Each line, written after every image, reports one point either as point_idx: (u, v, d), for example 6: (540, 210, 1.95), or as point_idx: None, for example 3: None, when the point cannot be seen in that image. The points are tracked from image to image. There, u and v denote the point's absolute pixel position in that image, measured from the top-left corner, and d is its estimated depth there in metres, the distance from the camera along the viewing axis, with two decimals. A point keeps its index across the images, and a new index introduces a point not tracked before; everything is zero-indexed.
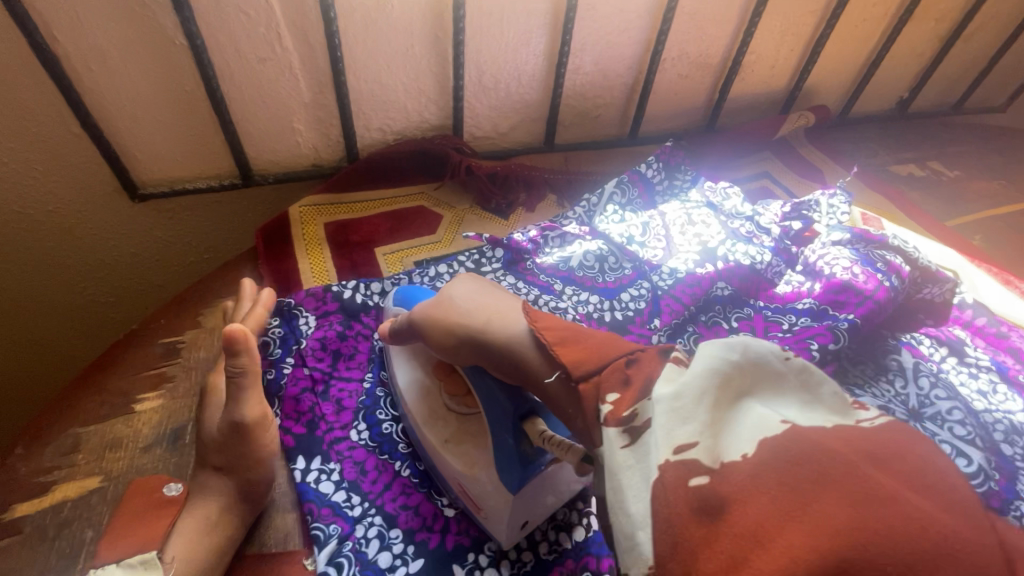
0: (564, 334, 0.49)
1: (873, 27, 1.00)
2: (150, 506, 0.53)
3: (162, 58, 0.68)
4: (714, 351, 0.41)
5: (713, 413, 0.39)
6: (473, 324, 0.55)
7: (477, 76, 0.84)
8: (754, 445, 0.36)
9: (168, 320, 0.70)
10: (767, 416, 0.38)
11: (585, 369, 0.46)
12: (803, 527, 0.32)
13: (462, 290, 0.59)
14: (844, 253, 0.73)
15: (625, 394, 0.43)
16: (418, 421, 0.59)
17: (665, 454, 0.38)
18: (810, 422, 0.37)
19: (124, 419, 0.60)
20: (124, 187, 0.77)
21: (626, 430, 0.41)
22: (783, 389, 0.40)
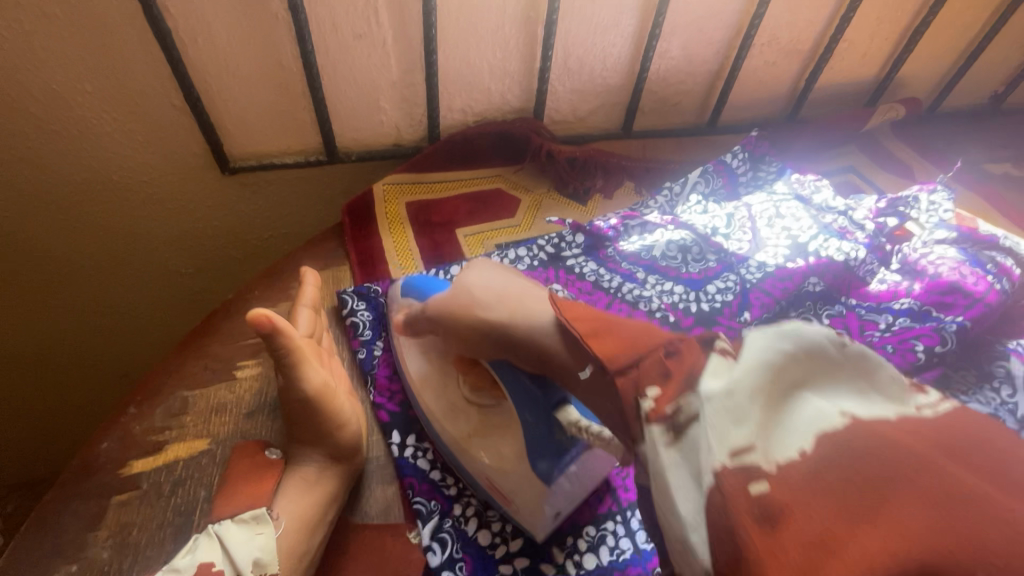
0: (592, 326, 0.44)
1: (976, 16, 0.94)
2: (254, 466, 0.53)
3: (264, 32, 0.69)
4: (761, 342, 0.37)
5: (764, 409, 0.34)
6: (498, 312, 0.50)
7: (563, 58, 0.83)
8: (812, 440, 0.32)
9: (262, 291, 0.72)
10: (823, 410, 0.33)
11: (620, 362, 0.40)
12: (874, 531, 0.28)
13: (483, 281, 0.54)
14: (950, 253, 0.70)
15: (667, 388, 0.38)
16: (436, 417, 0.58)
17: (720, 458, 0.33)
18: (870, 415, 0.33)
19: (226, 385, 0.62)
20: (216, 160, 0.78)
21: (670, 428, 0.36)
22: (837, 379, 0.35)
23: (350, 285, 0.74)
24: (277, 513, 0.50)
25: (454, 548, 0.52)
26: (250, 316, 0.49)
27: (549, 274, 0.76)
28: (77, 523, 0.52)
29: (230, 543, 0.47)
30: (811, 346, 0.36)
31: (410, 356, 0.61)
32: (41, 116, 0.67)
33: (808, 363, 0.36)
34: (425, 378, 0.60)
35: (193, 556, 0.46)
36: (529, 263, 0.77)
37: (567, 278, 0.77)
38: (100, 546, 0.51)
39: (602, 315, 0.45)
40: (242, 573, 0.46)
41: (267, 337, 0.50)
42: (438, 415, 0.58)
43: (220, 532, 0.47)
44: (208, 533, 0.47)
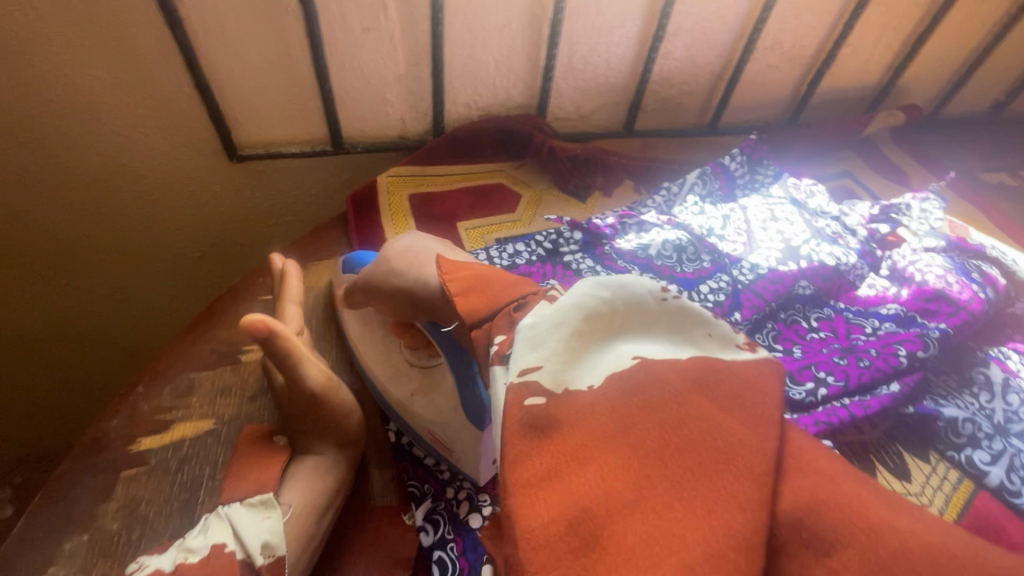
0: (468, 286, 0.48)
1: (979, 25, 0.95)
2: (260, 453, 0.54)
3: (274, 23, 0.70)
4: (587, 288, 0.43)
5: (573, 344, 0.41)
6: (405, 279, 0.55)
7: (568, 57, 0.84)
8: (604, 374, 0.40)
9: (265, 278, 0.73)
10: (619, 351, 0.41)
11: (478, 316, 0.46)
12: (617, 452, 0.35)
13: (398, 250, 0.58)
14: (937, 260, 0.72)
15: (513, 333, 0.42)
16: (382, 380, 0.62)
17: (516, 374, 0.39)
18: (659, 356, 0.40)
19: (232, 368, 0.64)
20: (223, 147, 0.79)
21: (509, 363, 0.40)
22: (648, 326, 0.43)
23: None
24: (285, 499, 0.51)
25: (446, 530, 0.55)
26: (245, 323, 0.50)
27: (546, 269, 0.78)
28: (88, 496, 0.54)
29: (240, 524, 0.48)
30: (630, 296, 0.43)
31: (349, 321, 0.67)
32: (54, 101, 0.69)
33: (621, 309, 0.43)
34: (364, 335, 0.66)
35: (206, 538, 0.47)
36: (526, 258, 0.79)
37: (564, 273, 0.77)
38: (110, 517, 0.53)
39: (482, 274, 0.49)
40: (251, 554, 0.46)
41: (263, 342, 0.51)
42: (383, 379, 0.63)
43: (230, 515, 0.49)
44: (218, 515, 0.49)
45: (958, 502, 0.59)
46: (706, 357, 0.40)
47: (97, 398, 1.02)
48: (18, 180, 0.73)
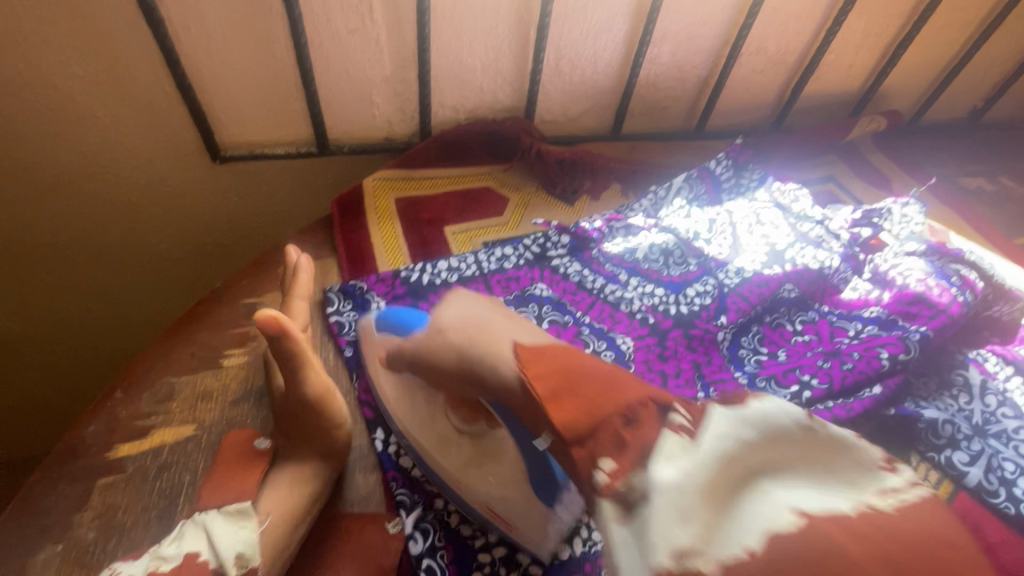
0: (560, 383, 0.44)
1: (957, 33, 0.97)
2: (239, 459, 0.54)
3: (258, 24, 0.70)
4: (720, 426, 0.37)
5: (709, 498, 0.35)
6: (469, 354, 0.51)
7: (555, 60, 0.84)
8: (758, 538, 0.32)
9: (249, 281, 0.72)
10: (773, 505, 0.33)
11: (578, 430, 0.41)
12: None
13: (455, 318, 0.55)
14: (917, 265, 0.73)
15: (622, 461, 0.38)
16: (414, 436, 0.58)
17: (664, 559, 0.34)
18: (820, 506, 0.33)
19: (213, 372, 0.63)
20: (206, 148, 0.78)
21: (619, 503, 0.38)
22: (799, 465, 0.35)
23: (337, 280, 0.75)
24: (263, 509, 0.50)
25: (436, 537, 0.54)
26: (258, 322, 0.50)
27: (533, 273, 0.78)
28: (63, 505, 0.53)
29: (215, 531, 0.47)
30: (772, 428, 0.36)
31: (385, 381, 0.61)
32: (32, 100, 0.67)
33: (774, 450, 0.36)
34: (401, 397, 0.60)
35: (179, 546, 0.45)
36: (514, 262, 0.78)
37: (551, 278, 0.78)
38: (86, 526, 0.52)
39: (572, 367, 0.45)
40: (222, 567, 0.45)
41: (273, 342, 0.52)
42: (427, 448, 0.57)
43: (206, 521, 0.48)
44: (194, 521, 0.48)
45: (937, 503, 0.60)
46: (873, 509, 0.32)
47: (75, 403, 1.00)
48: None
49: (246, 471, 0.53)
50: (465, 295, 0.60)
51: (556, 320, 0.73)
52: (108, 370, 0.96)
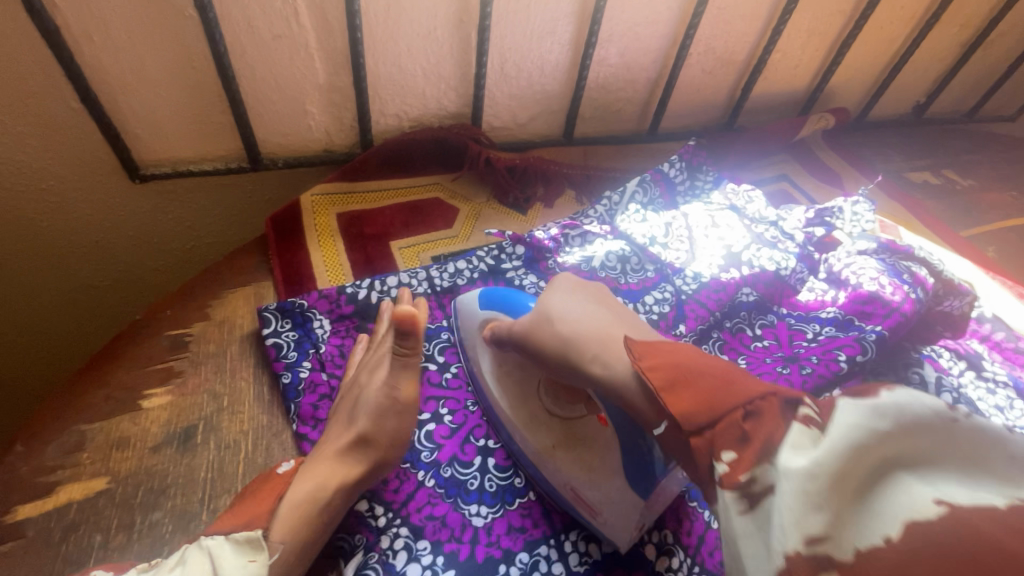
0: (674, 375, 0.42)
1: (898, 30, 0.98)
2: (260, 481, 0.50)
3: (172, 31, 0.64)
4: (852, 414, 0.33)
5: (842, 492, 0.31)
6: (574, 346, 0.51)
7: (500, 64, 0.81)
8: (900, 529, 0.29)
9: (173, 311, 0.66)
10: (916, 497, 0.30)
11: (696, 422, 0.39)
12: None
13: (566, 304, 0.53)
14: (870, 263, 0.73)
15: (745, 453, 0.36)
16: (511, 421, 0.56)
17: (794, 542, 0.31)
18: (975, 502, 0.28)
19: (131, 416, 0.57)
20: (123, 166, 0.72)
21: (744, 496, 0.35)
22: (945, 458, 0.31)
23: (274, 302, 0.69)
24: (273, 538, 0.44)
25: None
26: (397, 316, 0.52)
27: None
28: None
29: (219, 562, 0.41)
30: (916, 418, 0.32)
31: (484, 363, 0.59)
32: None
33: (916, 442, 0.31)
34: (500, 374, 0.58)
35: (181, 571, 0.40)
36: (468, 277, 0.74)
37: None
38: None
39: (685, 362, 0.43)
40: None
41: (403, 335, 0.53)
42: (519, 426, 0.56)
43: (211, 549, 0.42)
44: (197, 546, 0.42)
45: None
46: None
47: None
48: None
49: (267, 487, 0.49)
50: (574, 283, 0.56)
51: None
52: (24, 412, 0.88)
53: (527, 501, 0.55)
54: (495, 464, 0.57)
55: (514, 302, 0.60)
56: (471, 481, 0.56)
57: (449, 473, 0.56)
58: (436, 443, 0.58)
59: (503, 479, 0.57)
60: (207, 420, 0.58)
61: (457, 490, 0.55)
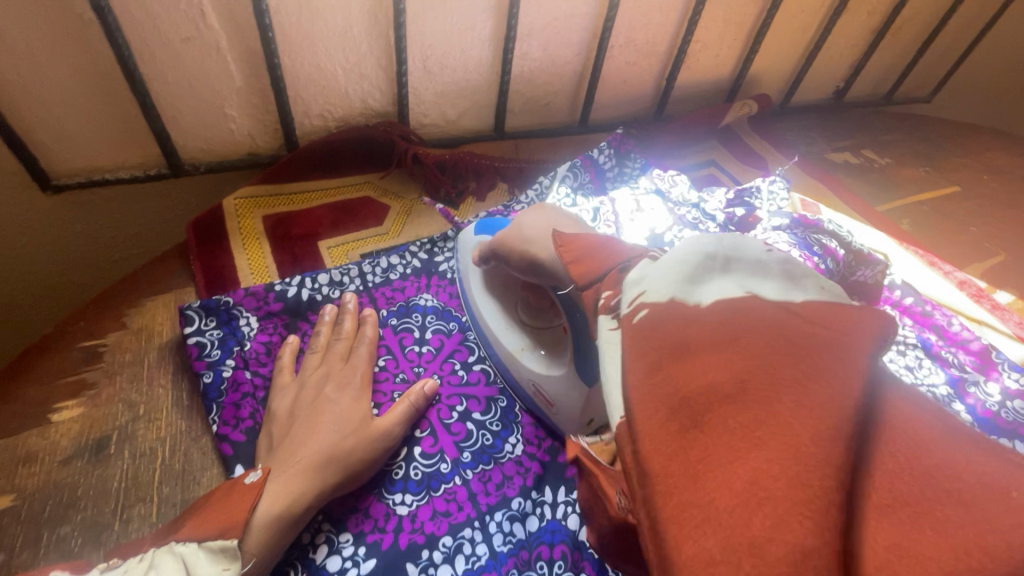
0: (584, 250, 0.47)
1: (810, 18, 1.03)
2: (226, 490, 0.48)
3: (71, 36, 0.62)
4: (694, 236, 0.40)
5: (682, 283, 0.37)
6: (537, 248, 0.55)
7: (422, 61, 0.81)
8: (712, 301, 0.35)
9: (88, 322, 0.65)
10: (731, 288, 0.36)
11: (589, 277, 0.44)
12: (736, 390, 0.30)
13: (534, 220, 0.57)
14: (784, 237, 0.75)
15: (621, 288, 0.40)
16: (492, 329, 0.64)
17: (628, 311, 0.38)
18: (777, 296, 0.35)
19: (39, 431, 0.55)
20: (32, 177, 0.70)
21: (615, 315, 0.39)
22: (763, 272, 0.37)
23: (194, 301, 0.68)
24: (248, 549, 0.45)
25: None
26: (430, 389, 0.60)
27: (420, 283, 0.72)
28: None
29: (195, 571, 0.41)
30: (736, 244, 0.38)
31: (473, 279, 0.67)
32: None
33: (736, 256, 0.38)
34: (490, 288, 0.66)
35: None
36: (401, 272, 0.72)
37: (438, 285, 0.73)
38: None
39: (593, 243, 0.47)
40: None
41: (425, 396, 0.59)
42: (496, 328, 0.64)
43: (185, 556, 0.42)
44: (170, 551, 0.42)
45: None
46: (833, 310, 0.34)
47: None
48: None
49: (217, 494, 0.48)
50: (546, 206, 0.59)
51: (440, 329, 0.68)
52: None
53: (452, 486, 0.56)
54: (421, 452, 0.57)
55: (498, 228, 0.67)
56: (396, 469, 0.56)
57: None
58: None
59: (428, 466, 0.56)
60: (122, 429, 0.57)
61: (382, 480, 0.55)
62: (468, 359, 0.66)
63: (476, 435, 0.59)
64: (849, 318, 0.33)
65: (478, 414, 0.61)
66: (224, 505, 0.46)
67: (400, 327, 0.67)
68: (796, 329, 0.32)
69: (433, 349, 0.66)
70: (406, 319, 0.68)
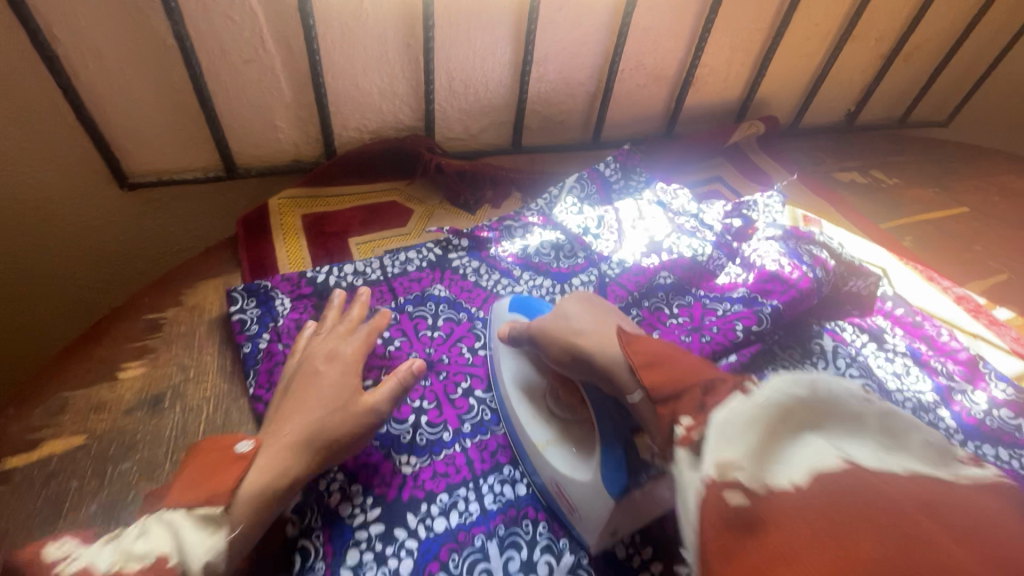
0: (655, 357, 0.51)
1: (817, 45, 1.08)
2: (218, 460, 0.53)
3: (154, 58, 0.75)
4: (783, 382, 0.42)
5: (761, 439, 0.39)
6: (585, 341, 0.58)
7: (448, 82, 0.91)
8: (809, 473, 0.36)
9: (152, 298, 0.75)
10: (826, 452, 0.37)
11: (662, 392, 0.46)
12: (831, 551, 0.31)
13: (574, 310, 0.63)
14: (773, 247, 0.80)
15: (699, 417, 0.42)
16: (522, 419, 0.62)
17: (711, 470, 0.37)
18: (874, 464, 0.37)
19: (108, 385, 0.66)
20: (114, 176, 0.82)
21: (693, 449, 0.40)
22: (851, 429, 0.40)
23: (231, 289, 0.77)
24: (234, 515, 0.49)
25: (313, 517, 0.56)
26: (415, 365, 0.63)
27: (434, 275, 0.80)
28: None
29: (181, 536, 0.46)
30: (829, 393, 0.41)
31: (508, 360, 0.67)
32: None
33: (822, 409, 0.41)
34: (524, 381, 0.66)
35: (147, 543, 0.45)
36: (417, 265, 0.81)
37: (451, 279, 0.81)
38: None
39: (661, 351, 0.52)
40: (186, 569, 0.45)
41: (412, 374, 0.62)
42: (524, 416, 0.62)
43: (173, 522, 0.47)
44: (159, 519, 0.47)
45: None
46: (932, 478, 0.36)
47: None
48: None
49: (213, 463, 0.53)
50: (590, 296, 0.66)
51: (451, 318, 0.75)
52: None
53: (452, 452, 0.62)
54: (427, 421, 0.65)
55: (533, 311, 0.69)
56: (404, 434, 0.63)
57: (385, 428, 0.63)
58: None
59: (432, 433, 0.64)
60: (175, 387, 0.66)
61: (391, 443, 0.62)
62: (475, 345, 0.73)
63: (476, 409, 0.67)
64: (950, 491, 0.35)
65: (480, 391, 0.68)
66: (205, 476, 0.52)
67: (415, 313, 0.75)
68: (905, 501, 0.33)
69: (443, 334, 0.73)
70: (421, 307, 0.75)
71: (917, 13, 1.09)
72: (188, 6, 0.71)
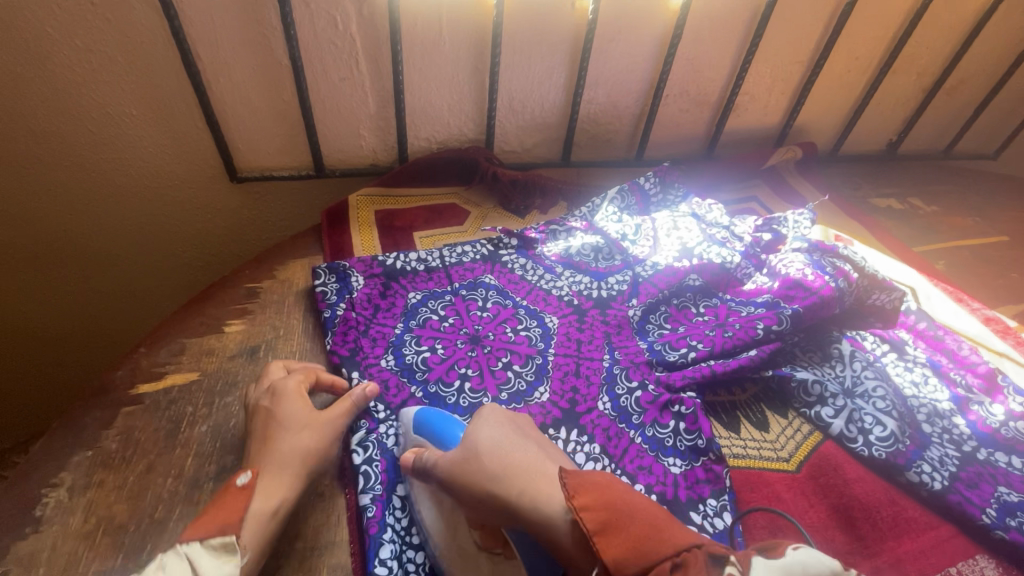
0: (605, 518, 0.48)
1: (856, 77, 1.15)
2: (224, 495, 0.57)
3: (272, 75, 0.91)
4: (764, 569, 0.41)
5: None
6: (502, 486, 0.56)
7: (508, 102, 1.04)
8: None
9: (251, 271, 0.90)
10: None
11: (627, 566, 0.45)
12: None
13: (489, 435, 0.60)
14: (799, 257, 0.87)
15: None
16: (449, 567, 0.57)
17: None
18: None
19: (216, 335, 0.80)
20: (226, 170, 0.98)
21: None
22: None
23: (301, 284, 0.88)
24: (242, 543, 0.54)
25: (372, 452, 0.67)
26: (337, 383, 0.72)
27: (486, 267, 0.91)
28: (95, 424, 0.68)
29: (199, 562, 0.50)
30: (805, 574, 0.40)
31: (421, 500, 0.62)
32: (89, 127, 0.88)
33: None
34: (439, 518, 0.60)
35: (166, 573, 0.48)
36: (472, 258, 0.92)
37: (501, 271, 0.91)
38: (110, 440, 0.66)
39: (615, 499, 0.50)
40: None
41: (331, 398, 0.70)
42: (450, 565, 0.57)
43: (189, 554, 0.50)
44: (176, 552, 0.50)
45: (807, 446, 0.72)
46: None
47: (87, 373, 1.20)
48: (51, 187, 0.93)
49: (222, 508, 0.56)
50: (497, 413, 0.63)
51: (499, 302, 0.86)
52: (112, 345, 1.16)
53: None
54: (470, 386, 0.74)
55: (441, 431, 0.65)
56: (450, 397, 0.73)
57: (434, 388, 0.74)
58: (429, 367, 0.76)
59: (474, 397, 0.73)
60: (269, 342, 0.80)
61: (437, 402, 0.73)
62: (517, 326, 0.83)
63: (513, 380, 0.76)
64: None
65: (517, 366, 0.77)
66: (219, 508, 0.56)
67: (468, 296, 0.86)
68: None
69: (491, 314, 0.84)
70: (473, 291, 0.87)
71: (960, 49, 1.13)
72: (302, 33, 0.87)
